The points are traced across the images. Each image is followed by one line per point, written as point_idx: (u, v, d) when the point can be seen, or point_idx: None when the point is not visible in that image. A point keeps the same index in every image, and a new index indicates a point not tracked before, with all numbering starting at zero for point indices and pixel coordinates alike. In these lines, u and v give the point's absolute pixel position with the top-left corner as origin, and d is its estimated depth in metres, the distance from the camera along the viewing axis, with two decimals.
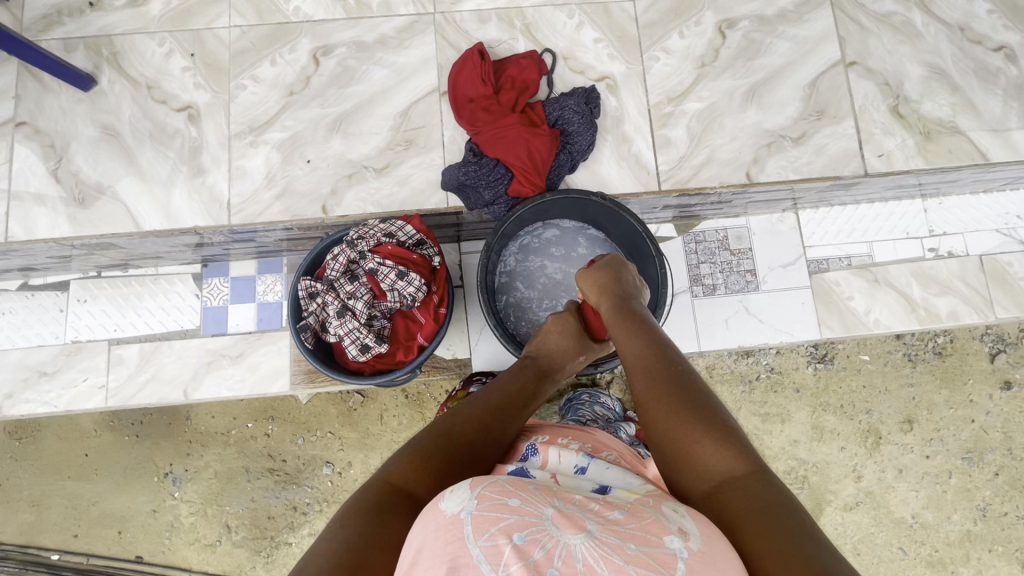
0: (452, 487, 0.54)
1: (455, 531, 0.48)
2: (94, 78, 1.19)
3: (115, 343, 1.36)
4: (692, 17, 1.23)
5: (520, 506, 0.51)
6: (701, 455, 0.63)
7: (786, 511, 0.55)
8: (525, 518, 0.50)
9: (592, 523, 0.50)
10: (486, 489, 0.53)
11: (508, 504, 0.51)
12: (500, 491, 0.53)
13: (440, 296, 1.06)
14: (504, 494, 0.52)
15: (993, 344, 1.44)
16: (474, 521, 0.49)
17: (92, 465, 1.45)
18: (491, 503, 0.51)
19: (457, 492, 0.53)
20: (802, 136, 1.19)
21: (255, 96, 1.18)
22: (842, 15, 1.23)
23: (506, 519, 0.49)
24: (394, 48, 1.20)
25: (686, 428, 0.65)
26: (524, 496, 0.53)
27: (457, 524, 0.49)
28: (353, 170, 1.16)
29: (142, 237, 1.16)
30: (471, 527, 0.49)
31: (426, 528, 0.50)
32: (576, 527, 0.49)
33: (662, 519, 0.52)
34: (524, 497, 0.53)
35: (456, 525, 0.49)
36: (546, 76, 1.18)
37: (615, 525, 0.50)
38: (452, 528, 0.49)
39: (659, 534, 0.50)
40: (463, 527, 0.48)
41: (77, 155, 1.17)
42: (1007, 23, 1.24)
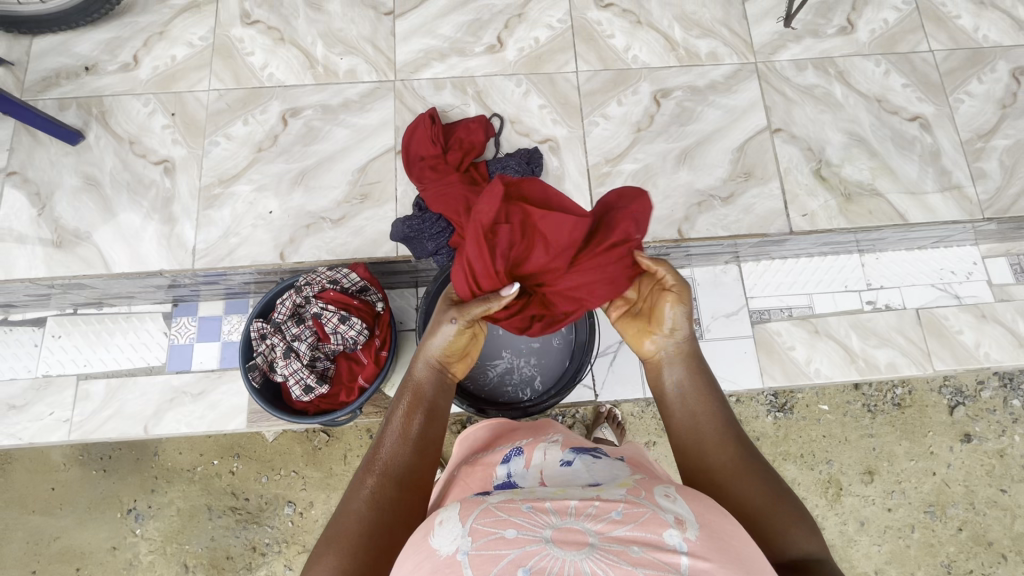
0: (441, 520, 0.56)
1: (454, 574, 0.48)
2: (82, 133, 1.31)
3: (82, 379, 1.41)
4: (630, 86, 1.35)
5: (517, 536, 0.50)
6: (783, 529, 0.61)
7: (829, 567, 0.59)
8: (525, 548, 0.49)
9: (591, 535, 0.50)
10: (478, 524, 0.53)
11: (505, 537, 0.51)
12: (494, 523, 0.53)
13: (382, 339, 1.13)
14: (499, 526, 0.52)
15: (952, 397, 1.46)
16: (473, 563, 0.49)
17: (57, 499, 1.48)
18: (485, 539, 0.51)
19: (449, 531, 0.53)
20: (730, 196, 1.29)
21: (227, 152, 1.31)
22: (767, 86, 1.35)
23: (506, 556, 0.49)
24: (357, 111, 1.33)
25: (769, 500, 0.64)
26: (520, 522, 0.52)
27: (455, 566, 0.49)
28: (311, 221, 1.27)
29: (112, 279, 1.26)
30: (472, 569, 0.48)
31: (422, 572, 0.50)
32: (575, 543, 0.49)
33: (659, 514, 0.52)
34: (519, 524, 0.52)
35: (454, 566, 0.49)
36: (493, 137, 1.30)
37: (615, 532, 0.50)
38: (450, 570, 0.49)
39: (659, 533, 0.49)
40: (463, 570, 0.48)
41: (60, 202, 1.29)
42: (920, 95, 1.36)
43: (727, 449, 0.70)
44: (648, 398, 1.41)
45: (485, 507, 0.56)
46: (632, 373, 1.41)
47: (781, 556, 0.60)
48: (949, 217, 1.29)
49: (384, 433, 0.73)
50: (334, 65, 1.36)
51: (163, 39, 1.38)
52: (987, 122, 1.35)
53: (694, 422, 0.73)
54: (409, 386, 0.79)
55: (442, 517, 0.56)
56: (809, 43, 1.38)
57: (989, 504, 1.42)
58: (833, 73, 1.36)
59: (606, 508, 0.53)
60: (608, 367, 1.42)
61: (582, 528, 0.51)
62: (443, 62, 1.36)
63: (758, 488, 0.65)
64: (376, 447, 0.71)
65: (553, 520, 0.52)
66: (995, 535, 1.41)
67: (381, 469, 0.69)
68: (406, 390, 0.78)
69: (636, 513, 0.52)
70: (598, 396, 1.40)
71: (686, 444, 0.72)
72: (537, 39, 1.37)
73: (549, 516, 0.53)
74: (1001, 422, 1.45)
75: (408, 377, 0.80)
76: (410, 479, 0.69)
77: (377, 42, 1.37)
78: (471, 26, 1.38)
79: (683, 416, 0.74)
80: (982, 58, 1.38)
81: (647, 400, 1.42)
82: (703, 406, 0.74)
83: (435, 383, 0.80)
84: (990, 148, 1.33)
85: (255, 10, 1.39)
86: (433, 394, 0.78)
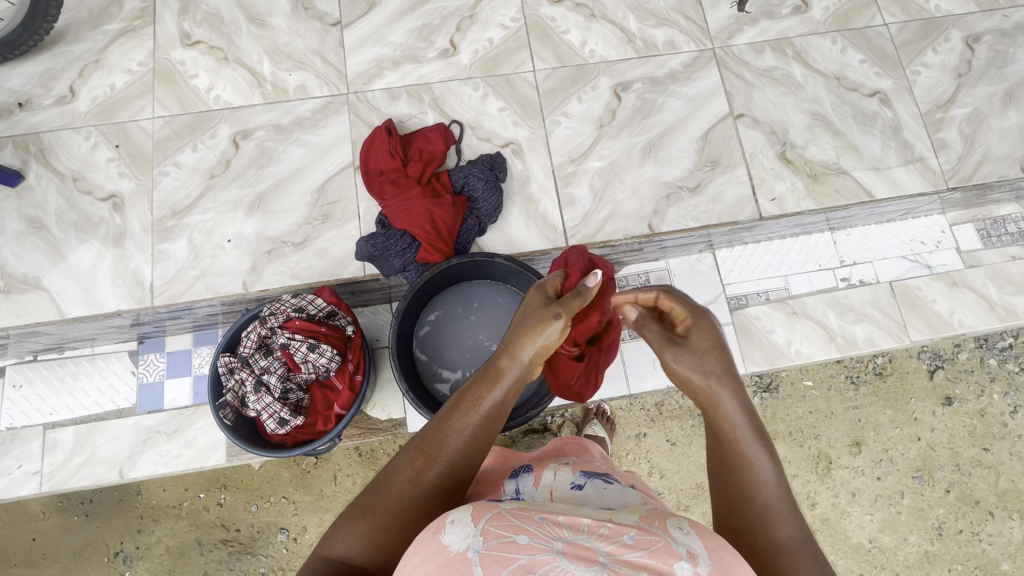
0: (453, 519, 0.52)
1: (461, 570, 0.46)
2: (22, 173, 1.25)
3: (50, 428, 1.34)
4: (588, 82, 1.32)
5: (529, 543, 0.48)
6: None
7: None
8: (536, 556, 0.47)
9: (603, 555, 0.48)
10: (490, 525, 0.51)
11: (517, 542, 0.48)
12: (506, 526, 0.50)
13: (355, 363, 1.10)
14: (510, 530, 0.50)
15: (931, 362, 1.47)
16: (483, 561, 0.46)
17: (39, 550, 1.42)
18: (496, 541, 0.49)
19: (459, 526, 0.51)
20: (698, 185, 1.27)
21: (178, 181, 1.26)
22: (726, 71, 1.33)
23: (516, 560, 0.47)
24: (310, 128, 1.28)
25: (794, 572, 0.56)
26: (532, 530, 0.50)
27: (462, 562, 0.47)
28: (272, 246, 1.22)
29: (68, 323, 1.21)
30: (480, 568, 0.46)
31: (428, 565, 0.48)
32: (586, 560, 0.47)
33: (670, 544, 0.50)
34: (532, 532, 0.50)
35: (461, 563, 0.47)
36: (453, 145, 1.27)
37: (626, 555, 0.48)
38: (458, 565, 0.47)
39: (670, 564, 0.47)
40: (471, 567, 0.46)
41: (3, 248, 1.23)
42: (878, 70, 1.35)
43: (781, 519, 0.59)
44: (633, 393, 1.39)
45: (497, 511, 0.54)
46: (616, 369, 1.39)
47: None
48: (914, 190, 1.30)
49: (449, 421, 0.65)
50: (283, 82, 1.31)
51: (100, 68, 1.31)
52: (945, 92, 1.35)
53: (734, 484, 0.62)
54: (491, 374, 0.70)
55: (454, 515, 0.53)
56: (765, 25, 1.37)
57: (974, 464, 1.45)
58: (791, 54, 1.36)
59: (619, 531, 0.51)
60: None
61: (593, 546, 0.49)
62: (397, 71, 1.31)
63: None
64: (437, 431, 0.65)
65: (565, 534, 0.50)
66: (981, 493, 1.44)
67: (437, 459, 0.63)
68: (488, 378, 0.70)
69: (648, 539, 0.50)
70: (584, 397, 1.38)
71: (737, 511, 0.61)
72: (491, 40, 1.34)
73: (562, 529, 0.51)
74: (979, 382, 1.48)
75: (491, 365, 0.71)
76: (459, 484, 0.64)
77: (326, 55, 1.32)
78: (423, 31, 1.34)
79: (721, 474, 0.63)
80: (935, 28, 1.38)
81: (632, 395, 1.40)
82: (753, 464, 0.62)
83: (515, 384, 0.71)
84: (949, 117, 1.34)
85: (194, 30, 1.33)
86: (510, 401, 0.70)
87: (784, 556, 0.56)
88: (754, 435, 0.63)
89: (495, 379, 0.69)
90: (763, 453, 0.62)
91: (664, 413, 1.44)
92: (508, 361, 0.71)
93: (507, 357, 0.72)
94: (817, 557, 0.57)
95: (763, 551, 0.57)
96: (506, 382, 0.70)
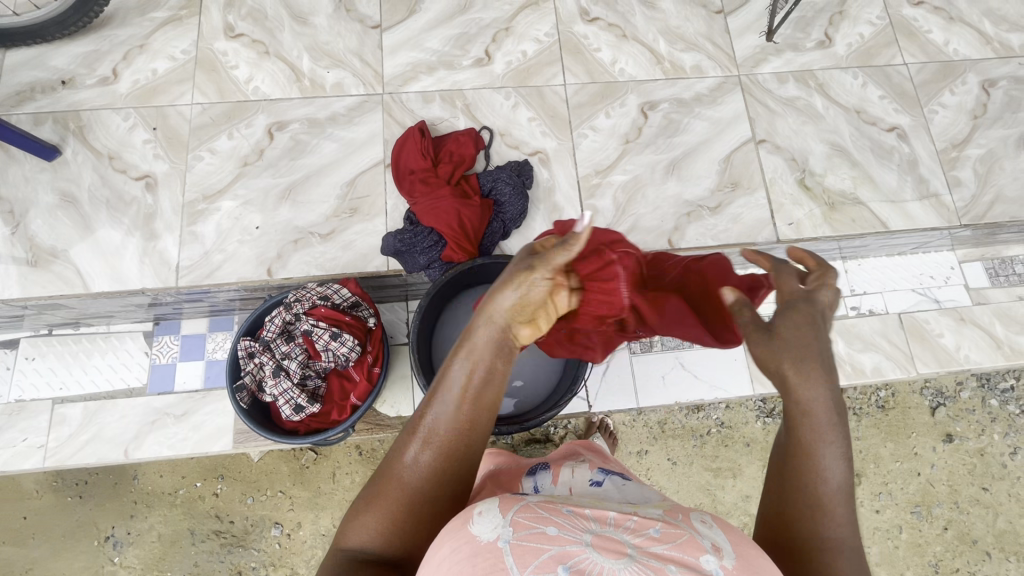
0: (481, 510, 0.53)
1: (494, 560, 0.46)
2: (58, 148, 1.28)
3: (58, 403, 1.33)
4: (617, 99, 1.36)
5: (558, 534, 0.49)
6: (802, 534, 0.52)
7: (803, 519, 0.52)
8: (565, 548, 0.48)
9: (630, 547, 0.49)
10: (519, 516, 0.51)
11: (547, 533, 0.49)
12: (535, 518, 0.51)
13: (374, 356, 1.11)
14: (540, 522, 0.51)
15: (933, 398, 1.49)
16: (514, 551, 0.47)
17: (30, 528, 1.41)
18: (526, 531, 0.49)
19: (488, 517, 0.51)
20: (718, 206, 1.31)
21: (211, 167, 1.28)
22: (750, 98, 1.38)
23: (547, 551, 0.47)
24: (344, 124, 1.32)
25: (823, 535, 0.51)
26: (561, 522, 0.51)
27: (495, 553, 0.47)
28: (299, 236, 1.25)
29: (90, 298, 1.22)
30: (512, 556, 0.47)
31: (458, 555, 0.48)
32: (615, 552, 0.48)
33: (696, 537, 0.51)
34: (561, 524, 0.51)
35: (494, 553, 0.47)
36: (483, 150, 1.30)
37: (653, 548, 0.49)
38: (490, 556, 0.47)
39: (696, 556, 0.48)
40: (504, 557, 0.47)
41: (34, 221, 1.25)
42: (896, 107, 1.40)
43: (833, 515, 0.52)
44: (640, 407, 1.40)
45: (524, 502, 0.55)
46: (624, 382, 1.40)
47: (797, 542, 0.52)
48: (928, 224, 1.33)
49: (434, 407, 0.59)
50: (320, 79, 1.34)
51: (144, 52, 1.35)
52: (960, 132, 1.40)
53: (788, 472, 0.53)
54: (465, 355, 0.59)
55: (481, 506, 0.53)
56: (790, 56, 1.42)
57: (972, 503, 1.45)
58: (814, 86, 1.40)
59: (644, 524, 0.53)
60: (600, 377, 1.40)
61: (621, 539, 0.50)
62: (432, 75, 1.35)
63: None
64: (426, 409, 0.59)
65: (593, 527, 0.51)
66: (978, 532, 1.44)
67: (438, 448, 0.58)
68: (463, 350, 0.59)
69: (673, 533, 0.51)
70: (591, 407, 1.39)
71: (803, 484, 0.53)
72: (525, 53, 1.38)
73: (589, 522, 0.52)
74: (980, 421, 1.49)
75: (464, 338, 0.60)
76: (469, 458, 0.59)
77: (364, 56, 1.37)
78: (459, 40, 1.38)
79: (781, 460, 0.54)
80: (953, 71, 1.43)
81: (638, 409, 1.41)
82: (821, 461, 0.53)
83: (496, 352, 0.60)
84: (963, 157, 1.38)
85: (238, 23, 1.38)
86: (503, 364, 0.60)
87: (827, 556, 0.50)
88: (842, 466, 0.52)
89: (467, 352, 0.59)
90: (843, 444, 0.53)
91: (667, 431, 1.45)
92: (485, 325, 0.60)
93: (483, 322, 0.60)
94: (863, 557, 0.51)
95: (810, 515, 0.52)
96: (482, 352, 0.59)
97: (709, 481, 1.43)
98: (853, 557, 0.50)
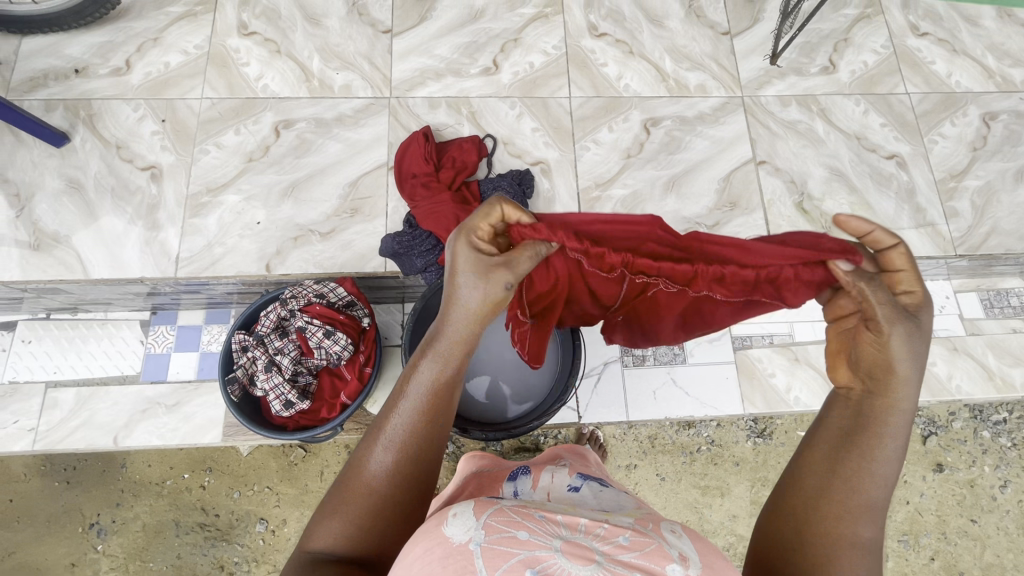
0: (455, 513, 0.54)
1: (463, 562, 0.47)
2: (67, 135, 1.30)
3: (51, 386, 1.34)
4: (621, 114, 1.38)
5: (529, 539, 0.50)
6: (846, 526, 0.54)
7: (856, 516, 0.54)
8: (535, 552, 0.48)
9: (599, 554, 0.49)
10: (491, 520, 0.52)
11: (517, 537, 0.50)
12: (507, 522, 0.52)
13: (366, 355, 1.12)
14: (511, 526, 0.51)
15: (925, 427, 1.49)
16: (484, 555, 0.48)
17: (15, 511, 1.41)
18: (497, 535, 0.50)
19: (461, 521, 0.52)
20: (715, 224, 1.32)
21: (217, 160, 1.30)
22: (753, 119, 1.39)
23: (516, 555, 0.48)
24: (351, 126, 1.33)
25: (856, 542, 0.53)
26: (532, 527, 0.52)
27: (465, 555, 0.48)
28: (299, 233, 1.26)
29: (89, 284, 1.23)
30: (482, 560, 0.47)
31: (429, 555, 0.49)
32: (583, 558, 0.48)
33: (663, 547, 0.52)
34: (531, 529, 0.51)
35: (464, 555, 0.48)
36: (485, 158, 1.32)
37: (621, 556, 0.50)
38: (460, 559, 0.47)
39: (662, 565, 0.49)
40: (474, 560, 0.47)
41: (40, 206, 1.26)
42: (897, 135, 1.42)
43: (867, 520, 0.54)
44: (630, 420, 1.40)
45: (498, 507, 0.55)
46: (616, 395, 1.40)
47: (837, 529, 0.54)
48: (923, 253, 1.34)
49: (400, 405, 0.62)
50: (329, 80, 1.36)
51: (157, 46, 1.37)
52: (959, 162, 1.41)
53: (843, 472, 0.55)
54: (436, 352, 0.64)
55: (455, 510, 0.55)
56: (793, 80, 1.43)
57: (960, 534, 1.45)
58: (816, 110, 1.42)
59: (614, 532, 0.53)
60: (592, 388, 1.40)
61: (590, 546, 0.50)
62: (439, 81, 1.37)
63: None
64: (393, 413, 0.62)
65: (563, 533, 0.52)
66: (965, 564, 1.43)
67: (404, 446, 0.61)
68: (433, 353, 0.64)
69: (642, 542, 0.52)
70: (581, 418, 1.39)
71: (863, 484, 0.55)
72: (532, 64, 1.40)
73: (559, 528, 0.52)
74: (971, 452, 1.49)
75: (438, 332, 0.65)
76: (431, 458, 0.63)
77: (374, 59, 1.39)
78: (468, 49, 1.40)
79: (842, 453, 0.56)
80: (955, 102, 1.45)
81: (628, 422, 1.41)
82: (886, 463, 0.55)
83: (462, 356, 0.65)
84: (961, 188, 1.39)
85: (252, 22, 1.40)
86: (467, 365, 0.66)
87: (855, 559, 0.53)
88: (896, 470, 0.56)
89: (439, 360, 0.64)
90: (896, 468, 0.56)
91: (656, 446, 1.45)
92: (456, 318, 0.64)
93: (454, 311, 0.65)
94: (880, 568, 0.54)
95: (860, 511, 0.54)
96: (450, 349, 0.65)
97: (696, 498, 1.42)
98: (870, 564, 0.53)
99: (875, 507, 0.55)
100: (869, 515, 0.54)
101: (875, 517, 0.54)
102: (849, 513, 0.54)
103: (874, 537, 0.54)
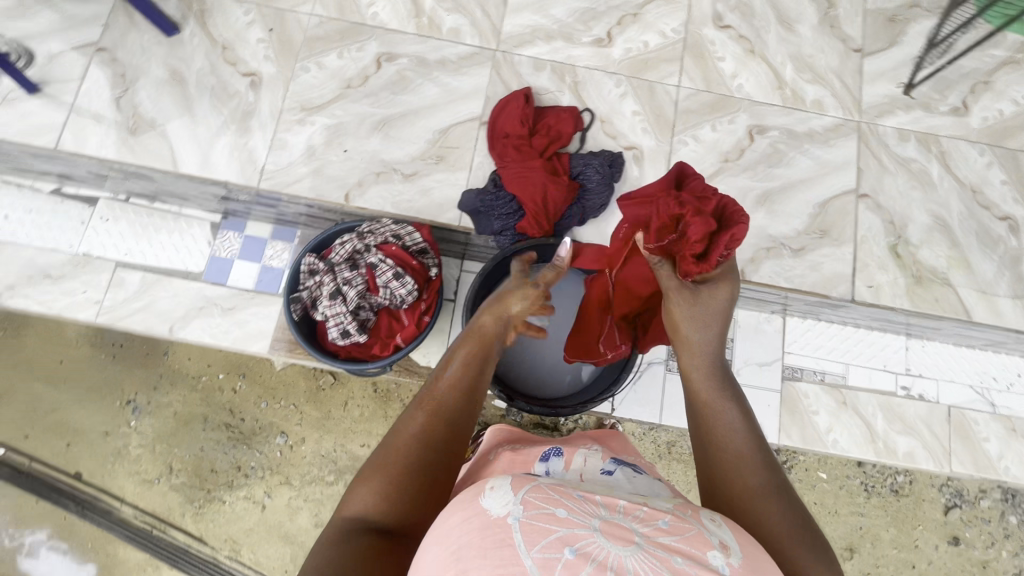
0: (492, 485, 0.53)
1: (503, 535, 0.47)
2: (178, 27, 1.31)
3: (120, 267, 1.34)
4: (727, 115, 1.32)
5: (567, 517, 0.50)
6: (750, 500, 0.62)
7: (739, 480, 0.65)
8: (573, 531, 0.48)
9: (638, 536, 0.49)
10: (530, 496, 0.52)
11: (556, 515, 0.50)
12: (545, 499, 0.52)
13: (427, 305, 1.13)
14: (550, 503, 0.51)
15: (951, 498, 1.43)
16: (523, 529, 0.48)
17: (63, 372, 1.49)
18: (535, 511, 0.50)
19: (498, 493, 0.52)
20: (801, 248, 1.27)
21: (315, 81, 1.30)
22: (865, 148, 1.31)
23: (555, 532, 0.48)
24: (452, 72, 1.31)
25: (758, 492, 0.63)
26: (570, 505, 0.52)
27: (503, 528, 0.48)
28: (382, 170, 1.26)
29: (177, 177, 1.27)
30: (521, 534, 0.47)
31: (468, 526, 0.49)
32: (622, 539, 0.48)
33: (704, 534, 0.51)
34: (570, 508, 0.51)
35: (502, 528, 0.48)
36: (580, 132, 1.28)
37: (661, 538, 0.49)
38: (498, 531, 0.48)
39: (704, 551, 0.48)
40: (513, 534, 0.47)
41: (141, 90, 1.29)
42: (1016, 196, 1.32)
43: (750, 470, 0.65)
44: (661, 423, 1.39)
45: (535, 483, 0.55)
46: (653, 396, 1.39)
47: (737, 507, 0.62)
48: (1014, 326, 1.26)
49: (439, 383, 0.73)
50: (439, 20, 1.33)
51: None
52: None
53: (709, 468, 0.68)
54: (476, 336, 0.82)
55: (493, 482, 0.54)
56: (918, 115, 1.34)
57: None
58: (935, 152, 1.33)
59: (654, 515, 0.52)
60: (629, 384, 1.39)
61: (629, 527, 0.50)
62: (548, 43, 1.33)
63: (782, 516, 0.60)
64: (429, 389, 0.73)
65: (602, 513, 0.51)
66: None
67: (436, 411, 0.69)
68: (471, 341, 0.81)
69: (682, 526, 0.51)
70: (614, 410, 1.39)
71: (726, 456, 0.67)
72: (647, 44, 1.34)
73: (598, 508, 0.52)
74: (992, 534, 1.43)
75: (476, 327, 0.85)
76: (457, 429, 0.68)
77: (487, 8, 1.34)
78: (585, 15, 1.35)
79: (700, 443, 0.71)
80: None
81: (659, 425, 1.39)
82: (722, 419, 0.71)
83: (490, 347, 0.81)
84: None
85: None
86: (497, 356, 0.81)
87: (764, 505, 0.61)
88: (744, 419, 0.71)
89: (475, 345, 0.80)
90: (737, 417, 0.71)
91: (677, 455, 1.44)
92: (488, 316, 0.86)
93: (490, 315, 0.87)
94: (792, 499, 0.63)
95: (731, 473, 0.65)
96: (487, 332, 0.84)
97: None
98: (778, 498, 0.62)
99: (742, 453, 0.67)
100: (746, 464, 0.66)
101: (752, 462, 0.66)
102: (729, 486, 0.64)
103: (763, 481, 0.64)
